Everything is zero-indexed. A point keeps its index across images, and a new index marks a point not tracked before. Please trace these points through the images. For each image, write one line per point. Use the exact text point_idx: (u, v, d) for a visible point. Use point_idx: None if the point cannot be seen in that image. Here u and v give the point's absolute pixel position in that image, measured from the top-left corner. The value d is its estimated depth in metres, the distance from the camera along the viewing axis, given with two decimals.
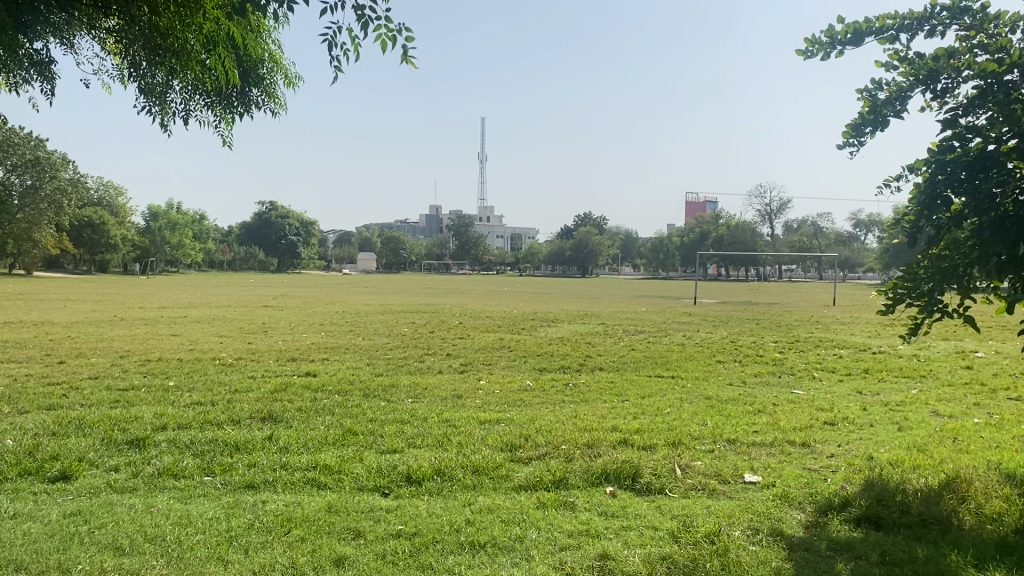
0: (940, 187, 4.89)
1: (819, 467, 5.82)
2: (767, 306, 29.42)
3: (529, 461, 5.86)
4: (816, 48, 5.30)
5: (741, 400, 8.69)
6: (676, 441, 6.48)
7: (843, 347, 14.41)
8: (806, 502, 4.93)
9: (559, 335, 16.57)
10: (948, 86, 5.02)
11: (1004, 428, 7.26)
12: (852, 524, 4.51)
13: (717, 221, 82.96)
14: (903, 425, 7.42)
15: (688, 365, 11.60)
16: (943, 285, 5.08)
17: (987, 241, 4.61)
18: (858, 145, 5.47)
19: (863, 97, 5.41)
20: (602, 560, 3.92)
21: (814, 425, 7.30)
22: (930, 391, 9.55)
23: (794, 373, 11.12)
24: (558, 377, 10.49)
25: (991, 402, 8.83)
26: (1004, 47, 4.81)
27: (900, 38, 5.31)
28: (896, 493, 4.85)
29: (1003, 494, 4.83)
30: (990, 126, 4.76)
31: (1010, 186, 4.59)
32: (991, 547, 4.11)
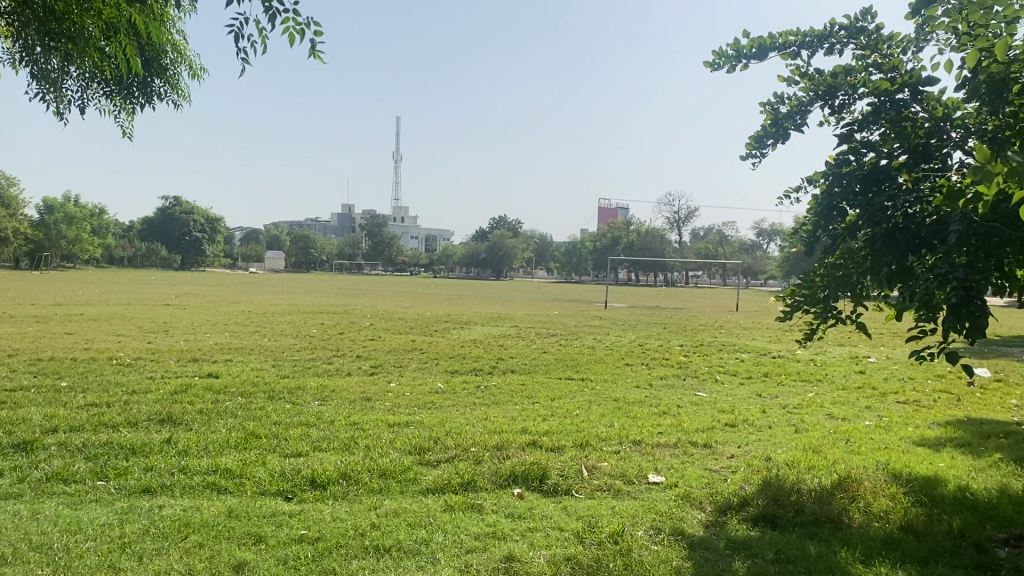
0: (836, 200, 5.10)
1: (720, 468, 5.98)
2: (675, 311, 30.15)
3: (437, 464, 5.83)
4: (723, 61, 5.44)
5: (647, 402, 8.87)
6: (583, 442, 6.57)
7: (745, 352, 14.88)
8: (706, 502, 5.06)
9: (472, 337, 16.60)
10: (844, 102, 5.24)
11: (892, 431, 7.62)
12: (749, 523, 4.65)
13: (628, 227, 84.53)
14: (799, 427, 7.71)
15: (597, 368, 11.78)
16: (837, 293, 5.29)
17: (878, 252, 4.86)
18: (760, 156, 5.64)
19: (766, 110, 5.60)
20: (507, 562, 3.93)
21: (716, 427, 7.51)
22: (826, 395, 9.96)
23: (698, 376, 11.42)
24: (469, 379, 10.50)
25: (881, 405, 9.26)
26: (896, 67, 5.06)
27: (801, 54, 5.52)
28: (791, 493, 5.03)
29: (890, 493, 5.06)
30: (883, 143, 5.01)
31: (900, 201, 4.85)
32: (878, 544, 4.31)
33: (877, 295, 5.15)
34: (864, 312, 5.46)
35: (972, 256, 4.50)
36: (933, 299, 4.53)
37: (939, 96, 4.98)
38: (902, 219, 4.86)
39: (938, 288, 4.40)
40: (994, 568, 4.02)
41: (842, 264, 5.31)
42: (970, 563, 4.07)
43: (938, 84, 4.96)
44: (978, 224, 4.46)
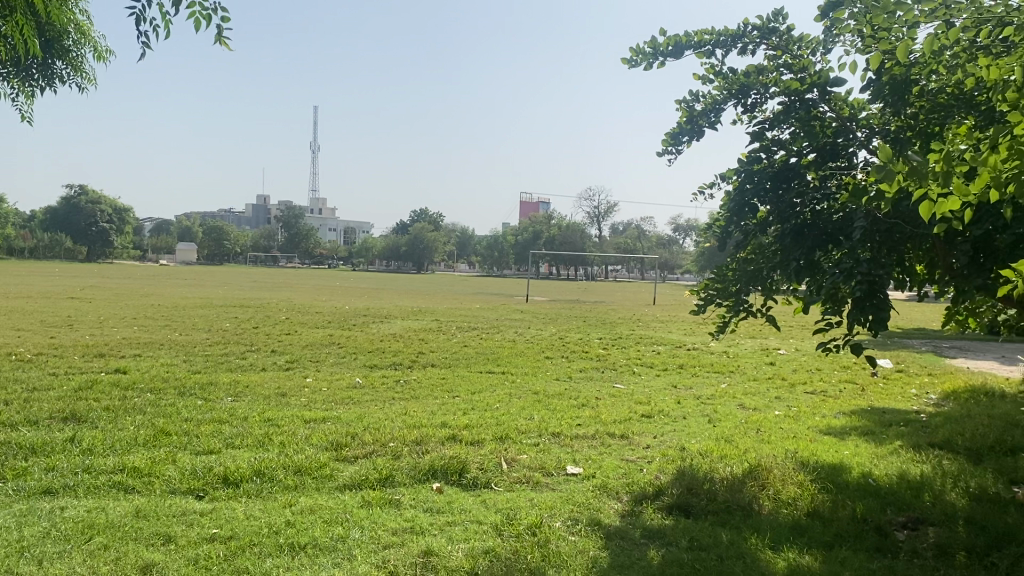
0: (748, 196, 5.21)
1: (636, 458, 6.09)
2: (594, 305, 30.56)
3: (355, 459, 5.76)
4: (640, 58, 5.50)
5: (566, 394, 8.95)
6: (503, 435, 6.58)
7: (661, 344, 15.18)
8: (623, 492, 5.14)
9: (392, 331, 16.47)
10: (756, 101, 5.37)
11: (800, 420, 7.88)
12: (664, 512, 4.75)
13: (548, 221, 85.14)
14: (713, 417, 7.91)
15: (517, 361, 11.83)
16: (749, 287, 5.43)
17: (787, 247, 5.00)
18: (676, 153, 5.72)
19: (681, 108, 5.70)
20: (425, 557, 3.91)
21: (632, 418, 7.63)
22: (738, 386, 10.25)
23: (616, 368, 11.59)
24: (388, 374, 10.41)
25: (790, 396, 9.57)
26: (805, 68, 5.21)
27: (716, 54, 5.64)
28: (704, 481, 5.15)
29: (798, 481, 5.23)
30: (792, 141, 5.15)
31: (808, 197, 5.00)
32: (786, 529, 4.45)
33: (787, 289, 5.28)
34: (774, 306, 5.60)
35: (875, 251, 4.70)
36: (839, 293, 4.70)
37: (847, 97, 5.15)
38: (810, 216, 5.02)
39: (844, 283, 4.57)
40: (894, 550, 4.20)
41: (754, 259, 5.44)
42: (871, 546, 4.24)
43: (845, 85, 5.12)
44: (881, 221, 4.66)
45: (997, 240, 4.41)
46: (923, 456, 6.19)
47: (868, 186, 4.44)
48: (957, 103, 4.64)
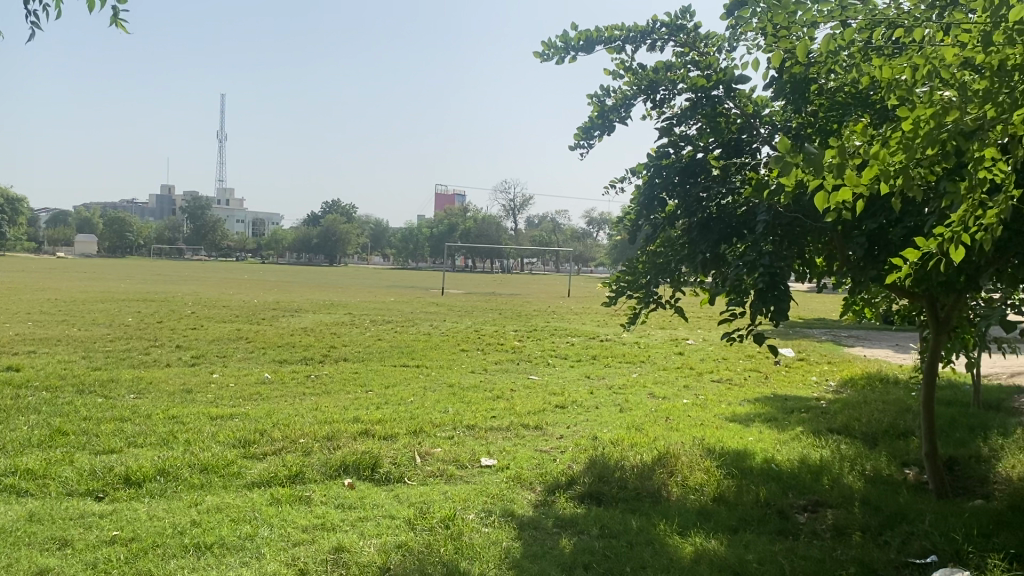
0: (657, 190, 5.32)
1: (549, 449, 6.15)
2: (509, 297, 30.67)
3: (263, 457, 5.64)
4: (552, 52, 5.51)
5: (481, 387, 8.97)
6: (416, 429, 6.55)
7: (575, 336, 15.36)
8: (536, 482, 5.19)
9: (303, 325, 16.16)
10: (665, 97, 5.49)
11: (708, 408, 8.10)
12: (576, 501, 4.81)
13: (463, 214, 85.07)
14: (624, 407, 8.05)
15: (431, 354, 11.79)
16: (658, 279, 5.57)
17: (694, 240, 5.17)
18: (587, 147, 5.75)
19: (592, 102, 5.74)
20: (336, 554, 3.87)
21: (546, 409, 7.70)
22: (648, 375, 10.47)
23: (530, 360, 11.67)
24: (298, 369, 10.22)
25: (698, 385, 9.82)
26: (711, 65, 5.33)
27: (626, 49, 5.71)
28: (616, 470, 5.24)
29: (705, 467, 5.38)
30: (699, 137, 5.29)
31: (713, 192, 5.15)
32: (693, 514, 4.58)
33: (694, 281, 5.45)
34: (682, 297, 5.74)
35: (777, 243, 4.86)
36: (742, 284, 4.85)
37: (751, 94, 5.28)
38: (716, 210, 5.16)
39: (748, 274, 4.72)
40: (794, 532, 4.37)
41: (663, 251, 5.58)
42: (774, 529, 4.40)
43: (749, 82, 5.27)
44: (782, 214, 4.82)
45: (889, 232, 4.62)
46: (822, 441, 6.45)
47: (770, 180, 4.59)
48: (853, 101, 4.83)
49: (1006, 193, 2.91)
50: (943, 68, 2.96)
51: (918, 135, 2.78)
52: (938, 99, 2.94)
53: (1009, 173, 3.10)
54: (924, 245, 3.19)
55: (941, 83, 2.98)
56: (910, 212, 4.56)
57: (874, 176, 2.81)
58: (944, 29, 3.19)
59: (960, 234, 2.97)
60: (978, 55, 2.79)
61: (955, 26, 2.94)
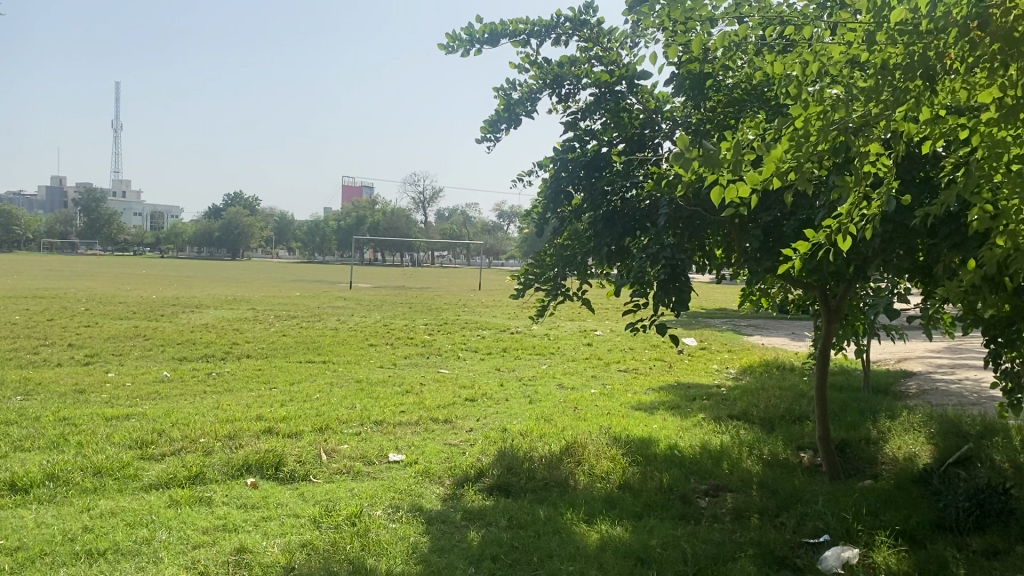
0: (563, 183, 5.34)
1: (458, 442, 6.15)
2: (418, 290, 30.46)
3: (161, 458, 5.45)
4: (457, 44, 5.43)
5: (389, 381, 8.90)
6: (322, 426, 6.45)
7: (485, 328, 15.40)
8: (444, 476, 5.18)
9: (204, 321, 15.69)
10: (570, 91, 5.53)
11: (614, 397, 8.25)
12: (485, 494, 4.83)
13: (372, 206, 84.08)
14: (533, 398, 8.12)
15: (339, 349, 11.62)
16: (565, 271, 5.63)
17: (599, 233, 5.26)
18: (494, 141, 5.72)
19: (498, 96, 5.70)
20: (238, 555, 3.77)
21: (455, 403, 7.69)
22: (557, 366, 10.59)
23: (440, 353, 11.64)
24: (199, 366, 9.92)
25: (606, 374, 9.99)
26: (614, 61, 5.40)
27: (531, 44, 5.72)
28: (524, 461, 5.27)
29: (611, 456, 5.48)
30: (603, 131, 5.35)
31: (618, 185, 5.23)
32: (599, 502, 4.65)
33: (599, 274, 5.55)
34: (588, 289, 5.82)
35: (678, 236, 4.99)
36: (645, 276, 4.95)
37: (652, 90, 5.37)
38: (620, 203, 5.26)
39: (650, 266, 4.84)
40: (696, 517, 4.49)
41: (570, 244, 5.65)
42: (677, 514, 4.51)
43: (650, 78, 5.35)
44: (683, 207, 4.95)
45: (783, 225, 4.78)
46: (723, 428, 6.65)
47: (670, 175, 4.70)
48: (749, 98, 4.98)
49: (890, 188, 3.03)
50: (830, 66, 3.06)
51: (809, 131, 2.86)
52: (827, 96, 3.04)
53: (892, 168, 3.23)
54: (815, 238, 3.30)
55: (828, 81, 3.09)
56: (802, 205, 4.73)
57: (769, 171, 2.88)
58: (831, 28, 3.31)
59: (848, 227, 3.08)
60: (864, 53, 2.90)
61: (842, 26, 3.05)
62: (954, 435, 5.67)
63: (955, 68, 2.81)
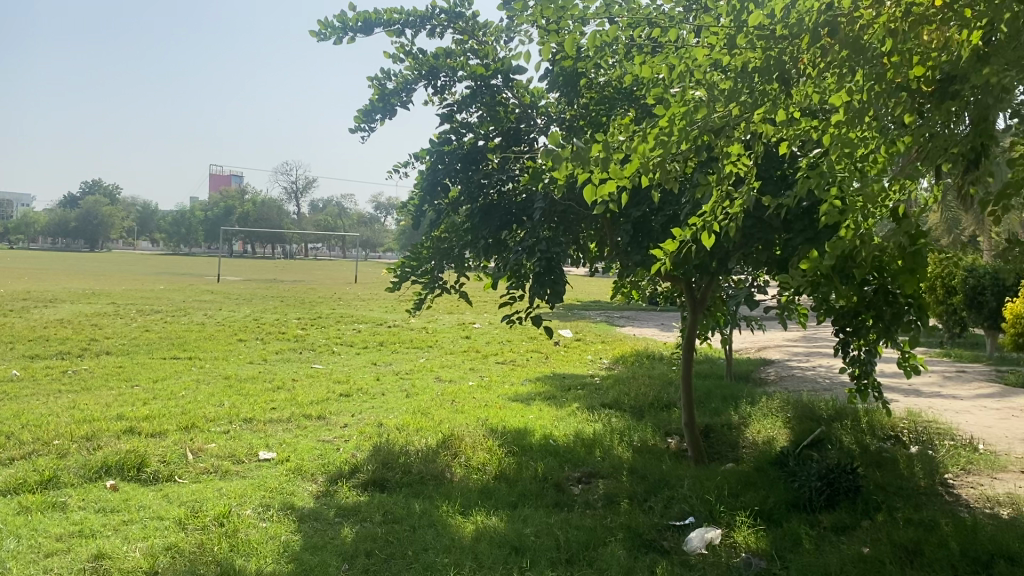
0: (439, 175, 5.30)
1: (333, 438, 6.05)
2: (293, 284, 29.64)
3: (10, 462, 5.11)
4: (329, 32, 5.32)
5: (260, 377, 8.66)
6: (189, 424, 6.21)
7: (361, 322, 15.21)
8: (318, 473, 5.09)
9: (58, 316, 14.78)
10: (446, 83, 5.52)
11: (491, 389, 8.31)
12: (359, 489, 4.77)
13: (243, 196, 81.36)
14: (409, 392, 8.08)
15: (206, 345, 11.21)
16: (442, 264, 5.62)
17: (476, 225, 5.28)
18: (368, 131, 5.62)
19: (372, 85, 5.62)
20: (96, 561, 3.58)
21: (330, 398, 7.56)
22: (434, 359, 10.58)
23: (314, 348, 11.41)
24: (53, 364, 9.34)
25: (483, 366, 10.06)
26: (489, 54, 5.42)
27: (405, 34, 5.66)
28: (400, 455, 5.23)
29: (487, 447, 5.52)
30: (479, 124, 5.36)
31: (494, 178, 5.25)
32: (475, 494, 4.68)
33: (476, 267, 5.57)
34: (465, 282, 5.84)
35: (553, 231, 5.08)
36: (522, 268, 5.01)
37: (527, 85, 5.40)
38: (497, 196, 5.30)
39: (527, 259, 4.90)
40: (569, 504, 4.59)
41: (446, 237, 5.63)
42: (551, 502, 4.59)
43: (525, 73, 5.39)
44: (558, 202, 5.01)
45: (652, 220, 4.94)
46: (596, 416, 6.81)
47: (544, 169, 4.77)
48: (619, 96, 5.12)
49: (749, 186, 3.17)
50: (694, 68, 3.18)
51: (674, 130, 2.96)
52: (691, 96, 3.16)
53: (751, 167, 3.39)
54: (680, 233, 3.42)
55: (693, 81, 3.20)
56: (671, 201, 4.90)
57: (638, 167, 2.95)
58: (695, 31, 3.44)
59: (710, 223, 3.20)
60: (725, 56, 3.03)
61: (704, 28, 3.17)
62: (808, 419, 6.02)
63: (807, 73, 2.98)
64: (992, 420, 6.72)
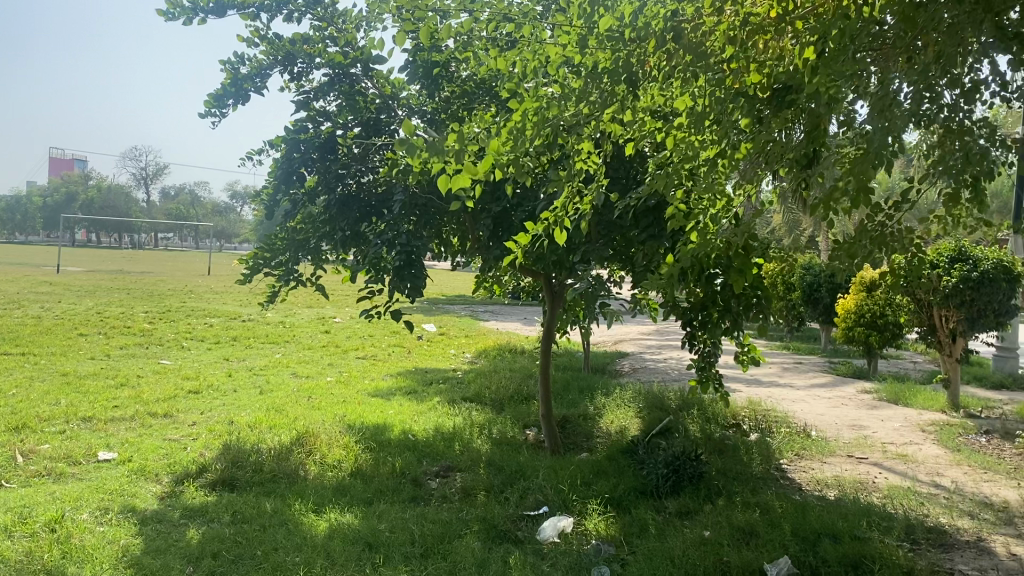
0: (295, 164, 5.16)
1: (180, 437, 5.80)
2: (139, 275, 28.18)
3: None
4: (178, 12, 5.07)
5: (101, 374, 8.18)
6: (18, 425, 5.78)
7: (214, 316, 14.62)
8: (163, 473, 4.86)
9: None
10: (303, 70, 5.37)
11: (350, 384, 8.19)
12: (207, 489, 4.59)
13: (88, 181, 76.57)
14: (263, 388, 7.84)
15: (42, 340, 10.47)
16: (298, 256, 5.48)
17: (333, 216, 5.18)
18: (220, 116, 5.40)
19: (225, 69, 5.40)
20: None
21: (178, 396, 7.23)
22: (291, 355, 10.32)
23: (162, 343, 10.88)
24: None
25: (342, 362, 9.89)
26: (349, 42, 5.31)
27: (261, 18, 5.47)
28: (251, 453, 5.07)
29: (343, 443, 5.45)
30: (337, 113, 5.26)
31: (352, 169, 5.15)
32: (329, 491, 4.59)
33: (334, 258, 5.47)
34: (321, 274, 5.72)
35: (413, 224, 5.05)
36: (381, 262, 4.96)
37: (387, 75, 5.35)
38: (355, 187, 5.21)
39: (386, 252, 4.86)
40: (426, 498, 4.59)
41: (302, 228, 5.50)
42: (407, 496, 4.57)
43: (386, 63, 5.32)
44: (418, 195, 4.99)
45: (511, 216, 5.00)
46: (456, 410, 6.84)
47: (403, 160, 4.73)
48: (479, 91, 5.13)
49: (599, 183, 3.26)
50: (548, 65, 3.23)
51: (527, 126, 2.99)
52: (545, 93, 3.20)
53: (601, 165, 3.47)
54: (532, 228, 3.47)
55: (547, 78, 3.24)
56: (528, 197, 4.96)
57: (491, 164, 2.96)
58: (549, 29, 3.49)
59: (562, 219, 3.26)
60: (577, 55, 3.08)
61: (558, 26, 3.21)
62: (658, 409, 6.26)
63: (654, 76, 3.08)
64: (824, 408, 7.20)
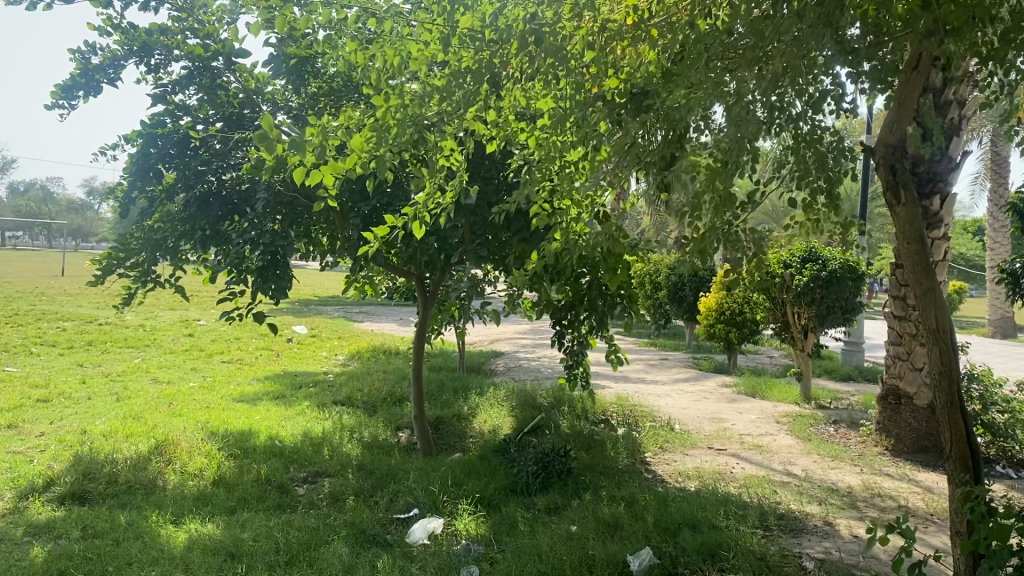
0: (152, 160, 4.96)
1: (25, 449, 5.44)
2: None
3: None
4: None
5: None
6: None
7: (67, 319, 13.79)
8: (5, 489, 4.54)
9: None
10: (160, 62, 5.14)
11: (214, 390, 7.90)
12: (55, 504, 4.32)
13: None
14: (121, 395, 7.46)
15: None
16: (155, 256, 5.23)
17: (193, 215, 4.97)
18: (68, 108, 5.10)
19: (74, 58, 5.11)
20: None
21: (24, 405, 6.78)
22: (152, 359, 9.87)
23: (8, 349, 10.17)
24: None
25: (206, 366, 9.53)
26: (210, 35, 5.13)
27: (115, 6, 5.20)
28: (104, 464, 4.81)
29: (205, 451, 5.25)
30: (197, 108, 5.07)
31: (213, 166, 4.96)
32: (189, 501, 4.41)
33: (194, 259, 5.26)
34: (182, 275, 5.48)
35: (277, 223, 4.91)
36: (244, 262, 4.81)
37: (251, 70, 5.20)
38: (216, 184, 5.02)
39: (249, 250, 4.71)
40: (293, 505, 4.47)
41: (160, 227, 5.26)
42: (272, 504, 4.44)
43: (249, 58, 5.17)
44: (283, 193, 4.88)
45: (380, 215, 4.93)
46: (325, 414, 6.71)
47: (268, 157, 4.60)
48: (346, 88, 5.05)
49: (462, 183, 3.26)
50: (411, 63, 3.19)
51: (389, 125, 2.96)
52: (406, 89, 3.18)
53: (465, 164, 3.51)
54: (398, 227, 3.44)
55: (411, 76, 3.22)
56: (398, 196, 4.91)
57: (352, 160, 2.91)
58: (412, 25, 3.48)
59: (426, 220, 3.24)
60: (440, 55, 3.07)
61: (419, 23, 3.21)
62: (529, 407, 6.34)
63: (515, 78, 3.10)
64: (687, 402, 7.48)
